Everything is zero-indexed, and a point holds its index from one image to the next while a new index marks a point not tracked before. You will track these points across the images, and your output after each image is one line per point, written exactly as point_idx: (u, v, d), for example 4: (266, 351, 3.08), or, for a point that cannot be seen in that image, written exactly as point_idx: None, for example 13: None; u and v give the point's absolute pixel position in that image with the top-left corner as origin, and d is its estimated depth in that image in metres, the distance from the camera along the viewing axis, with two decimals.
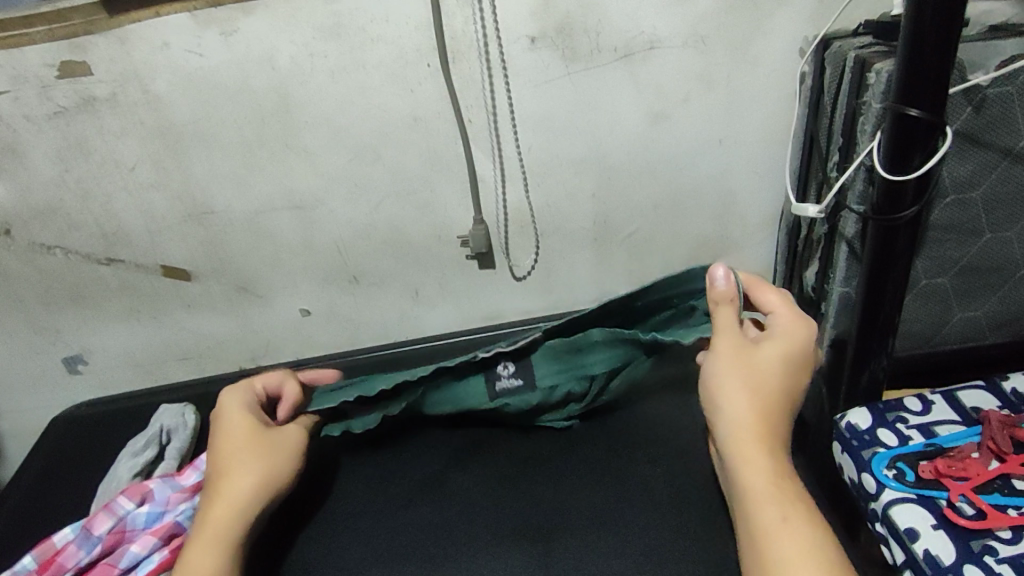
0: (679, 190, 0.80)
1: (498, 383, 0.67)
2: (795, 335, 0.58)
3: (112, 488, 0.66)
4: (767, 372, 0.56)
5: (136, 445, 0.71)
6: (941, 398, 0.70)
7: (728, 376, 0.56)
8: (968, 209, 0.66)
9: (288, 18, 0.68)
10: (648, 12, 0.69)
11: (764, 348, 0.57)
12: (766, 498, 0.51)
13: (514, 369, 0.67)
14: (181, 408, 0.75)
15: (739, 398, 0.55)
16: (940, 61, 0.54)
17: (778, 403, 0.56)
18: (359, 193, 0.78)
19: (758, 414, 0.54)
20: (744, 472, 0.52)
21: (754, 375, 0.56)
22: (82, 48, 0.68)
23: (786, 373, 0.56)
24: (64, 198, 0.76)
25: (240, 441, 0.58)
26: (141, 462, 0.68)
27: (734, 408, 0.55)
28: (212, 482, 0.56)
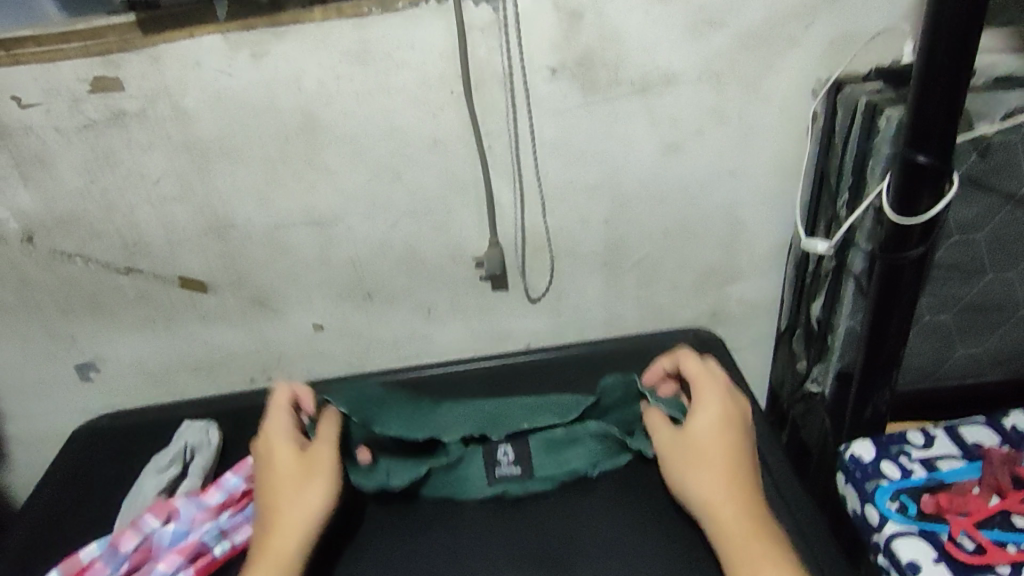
0: (690, 220, 0.82)
1: (497, 469, 0.67)
2: (714, 396, 0.62)
3: (138, 504, 0.68)
4: (700, 440, 0.60)
5: (160, 460, 0.71)
6: (944, 432, 0.71)
7: (673, 469, 0.60)
8: (973, 250, 0.68)
9: (317, 42, 0.70)
10: (665, 48, 0.72)
11: (689, 426, 0.61)
12: (738, 564, 0.53)
13: (514, 457, 0.68)
14: (205, 425, 0.75)
15: (685, 482, 0.58)
16: (946, 112, 0.56)
17: (721, 463, 0.58)
18: (377, 212, 0.80)
19: (719, 482, 0.57)
20: (726, 545, 0.54)
21: (690, 454, 0.60)
22: (115, 64, 0.70)
23: (722, 431, 0.60)
24: (87, 208, 0.78)
25: (288, 467, 0.60)
26: (165, 480, 0.69)
27: (695, 489, 0.57)
28: (266, 514, 0.58)
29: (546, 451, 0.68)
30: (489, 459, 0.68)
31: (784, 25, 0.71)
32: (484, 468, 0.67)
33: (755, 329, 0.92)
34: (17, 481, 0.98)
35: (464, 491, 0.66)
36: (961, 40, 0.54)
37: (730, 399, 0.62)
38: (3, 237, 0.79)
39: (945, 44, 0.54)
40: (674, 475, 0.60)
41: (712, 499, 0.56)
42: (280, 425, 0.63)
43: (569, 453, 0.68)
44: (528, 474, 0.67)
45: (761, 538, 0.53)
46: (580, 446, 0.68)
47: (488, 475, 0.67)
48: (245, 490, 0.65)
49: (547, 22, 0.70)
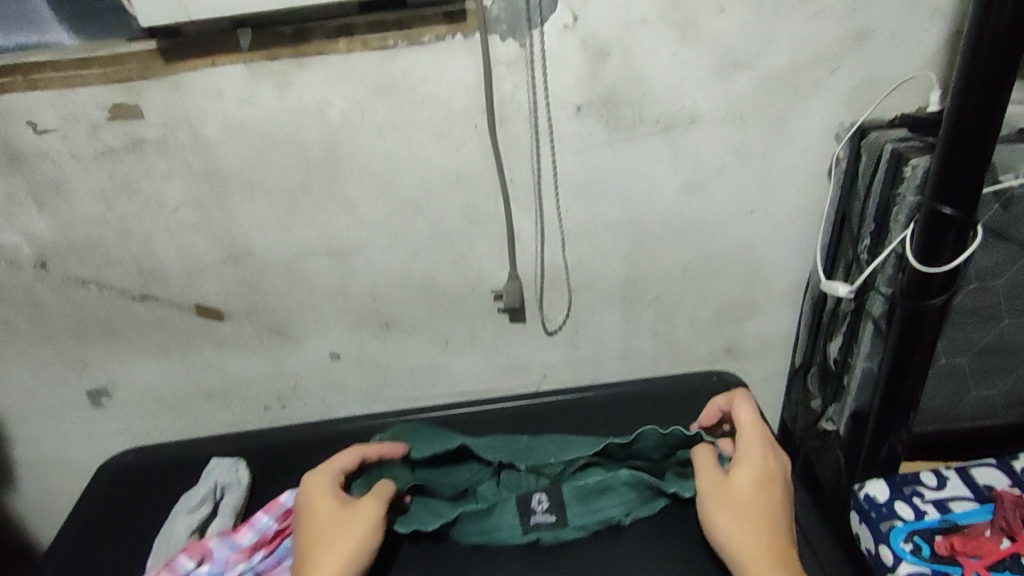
0: (710, 255, 0.83)
1: (532, 517, 0.68)
2: (758, 446, 0.64)
3: (170, 544, 0.68)
4: (748, 492, 0.61)
5: (189, 500, 0.72)
6: (955, 474, 0.73)
7: (714, 510, 0.61)
8: (991, 296, 0.69)
9: (343, 75, 0.69)
10: (691, 88, 0.72)
11: (738, 474, 0.62)
12: None
13: (549, 505, 0.68)
14: (232, 463, 0.77)
15: (728, 528, 0.60)
16: (975, 166, 0.58)
17: (766, 520, 0.60)
18: (398, 243, 0.80)
19: (755, 537, 0.59)
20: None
21: (735, 502, 0.61)
22: (136, 92, 0.69)
23: (761, 484, 0.62)
24: (103, 235, 0.77)
25: (328, 517, 0.61)
26: (197, 520, 0.69)
27: (732, 537, 0.59)
28: (306, 562, 0.59)
29: (580, 500, 0.68)
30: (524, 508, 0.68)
31: (808, 67, 0.71)
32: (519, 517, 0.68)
33: (768, 362, 0.93)
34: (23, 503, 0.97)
35: (498, 540, 0.67)
36: (988, 99, 0.55)
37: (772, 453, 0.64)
38: (15, 262, 0.78)
39: (975, 102, 0.55)
40: (709, 518, 0.62)
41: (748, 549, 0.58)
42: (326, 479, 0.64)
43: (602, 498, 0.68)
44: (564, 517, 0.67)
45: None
46: (613, 496, 0.68)
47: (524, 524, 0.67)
48: (276, 530, 0.66)
49: (573, 60, 0.70)
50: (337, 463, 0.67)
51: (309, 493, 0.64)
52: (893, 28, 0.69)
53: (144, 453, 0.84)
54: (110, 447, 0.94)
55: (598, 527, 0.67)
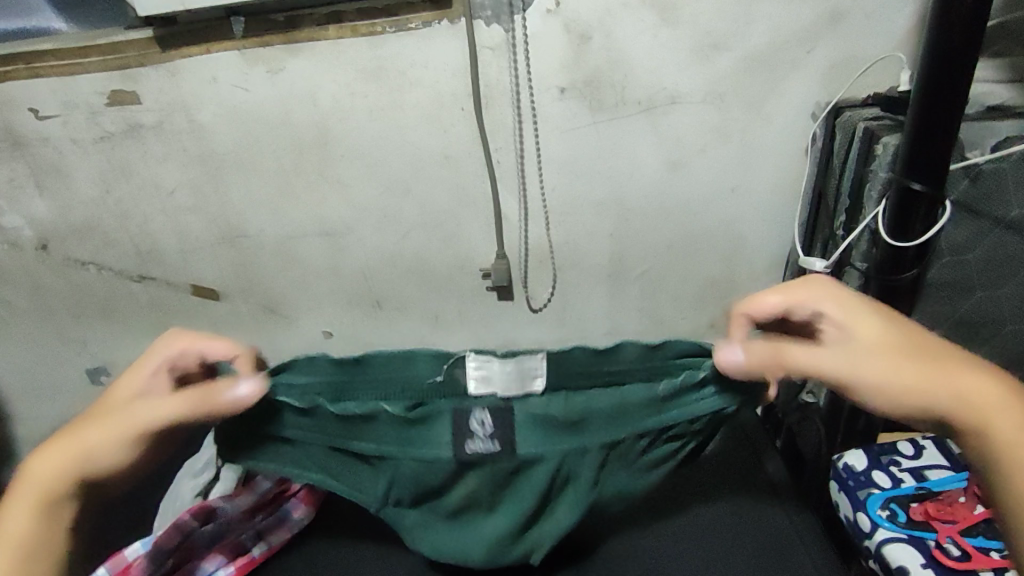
0: (691, 233, 0.85)
1: (467, 443, 0.54)
2: (851, 296, 0.52)
3: (178, 505, 0.73)
4: (877, 328, 0.49)
5: (195, 466, 0.77)
6: (932, 444, 0.76)
7: (860, 360, 0.48)
8: (963, 270, 0.71)
9: (333, 59, 0.71)
10: (671, 70, 0.74)
11: (861, 327, 0.49)
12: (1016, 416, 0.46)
13: (490, 428, 0.54)
14: None
15: (898, 368, 0.47)
16: (943, 143, 0.59)
17: (919, 342, 0.49)
18: (388, 223, 0.82)
19: (932, 359, 0.48)
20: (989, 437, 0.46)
21: (883, 343, 0.48)
22: (133, 79, 0.71)
23: (890, 324, 0.50)
24: (102, 217, 0.79)
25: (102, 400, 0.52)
26: (202, 482, 0.74)
27: (908, 389, 0.47)
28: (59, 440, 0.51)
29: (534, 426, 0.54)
30: (462, 424, 0.54)
31: (785, 49, 0.73)
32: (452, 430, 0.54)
33: None
34: None
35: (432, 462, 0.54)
36: (955, 74, 0.56)
37: (858, 300, 0.51)
38: (18, 244, 0.81)
39: (943, 77, 0.57)
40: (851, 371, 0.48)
41: (941, 393, 0.47)
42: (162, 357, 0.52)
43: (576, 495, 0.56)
44: (521, 421, 0.54)
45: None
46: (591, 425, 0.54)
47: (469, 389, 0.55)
48: (274, 492, 0.67)
49: (556, 43, 0.72)
50: (204, 347, 0.54)
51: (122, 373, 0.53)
52: (868, 9, 0.71)
53: None
54: None
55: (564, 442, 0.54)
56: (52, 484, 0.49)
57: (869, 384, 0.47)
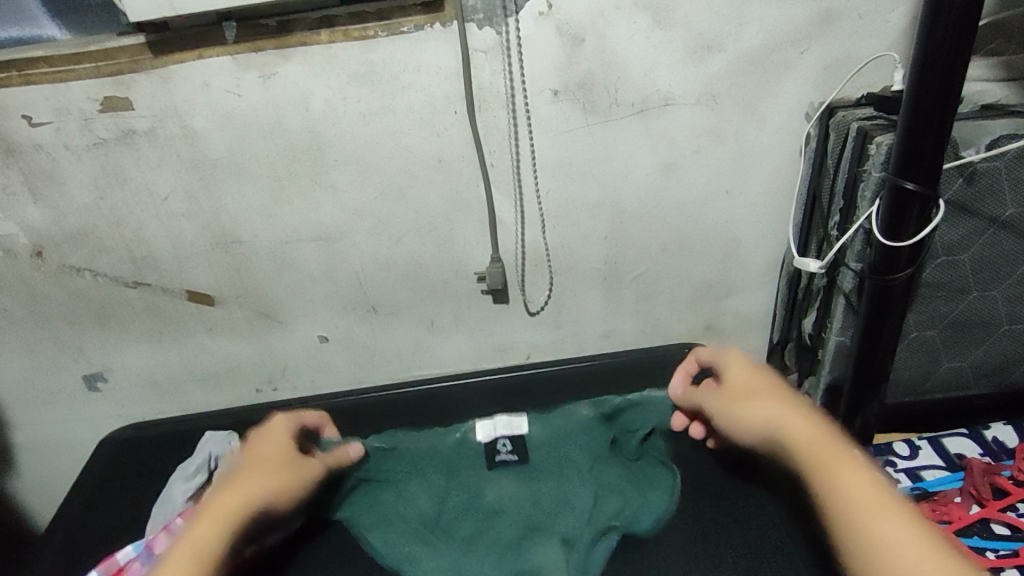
0: (686, 236, 0.85)
1: (497, 456, 0.76)
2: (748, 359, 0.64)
3: (169, 510, 0.71)
4: (749, 380, 0.62)
5: (188, 469, 0.75)
6: (927, 445, 0.77)
7: (732, 409, 0.61)
8: (958, 270, 0.71)
9: (324, 64, 0.71)
10: (664, 72, 0.74)
11: (731, 369, 0.63)
12: (833, 461, 0.52)
13: (512, 446, 0.76)
14: (227, 436, 0.77)
15: (756, 412, 0.58)
16: (935, 141, 0.59)
17: (784, 395, 0.59)
18: (382, 228, 0.82)
19: (788, 410, 0.57)
20: (831, 482, 0.51)
21: (757, 392, 0.60)
22: (126, 85, 0.72)
23: (771, 385, 0.60)
24: (97, 224, 0.79)
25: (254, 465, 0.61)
26: (193, 487, 0.72)
27: (780, 430, 0.56)
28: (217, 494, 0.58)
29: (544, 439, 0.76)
30: (489, 447, 0.76)
31: (778, 50, 0.73)
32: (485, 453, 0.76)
33: (748, 340, 0.95)
34: (23, 486, 1.00)
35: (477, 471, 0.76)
36: (945, 80, 0.56)
37: (760, 361, 0.65)
38: (13, 252, 0.81)
39: (934, 81, 0.57)
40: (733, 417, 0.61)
41: (806, 443, 0.54)
42: (284, 429, 0.67)
43: (595, 530, 0.71)
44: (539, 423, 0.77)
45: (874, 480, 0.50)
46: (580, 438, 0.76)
47: (485, 453, 0.76)
48: None
49: (549, 46, 0.72)
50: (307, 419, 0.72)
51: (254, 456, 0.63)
52: (862, 9, 0.71)
53: None
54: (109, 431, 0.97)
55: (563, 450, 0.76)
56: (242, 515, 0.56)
57: (750, 425, 0.59)
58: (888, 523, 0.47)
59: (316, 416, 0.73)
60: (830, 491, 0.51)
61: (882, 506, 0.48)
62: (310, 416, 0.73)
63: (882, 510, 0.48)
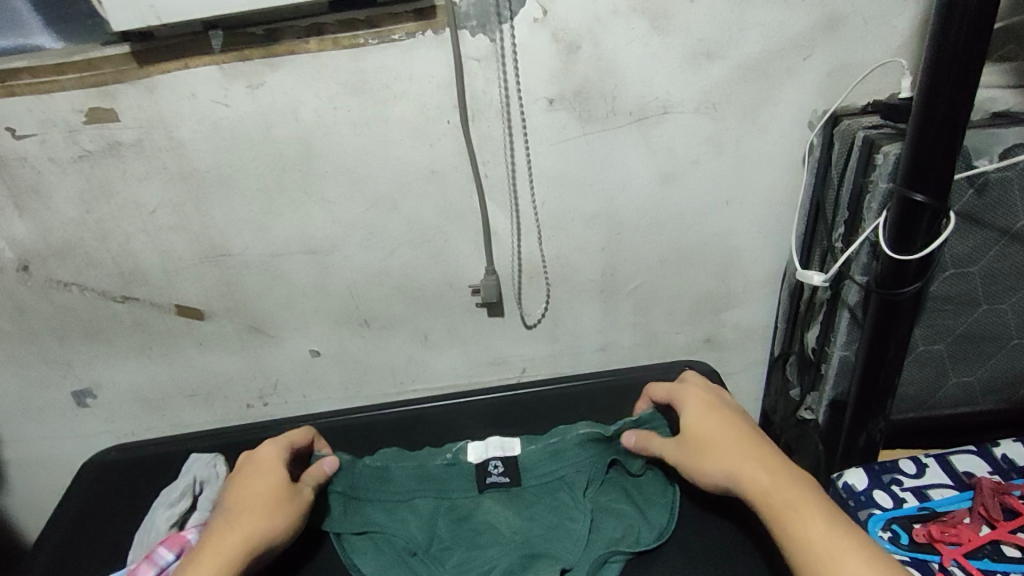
0: (686, 247, 0.83)
1: (488, 478, 0.75)
2: (705, 408, 0.68)
3: (150, 539, 0.68)
4: (701, 428, 0.66)
5: (170, 495, 0.72)
6: (934, 462, 0.75)
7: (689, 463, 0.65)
8: (967, 283, 0.69)
9: (314, 74, 0.70)
10: (663, 79, 0.72)
11: (687, 423, 0.67)
12: (790, 511, 0.56)
13: (503, 467, 0.75)
14: (211, 458, 0.76)
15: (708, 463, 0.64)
16: (946, 153, 0.57)
17: (741, 443, 0.63)
18: (375, 241, 0.80)
19: (734, 456, 0.62)
20: (789, 526, 0.55)
21: (707, 441, 0.65)
22: (111, 96, 0.70)
23: (729, 435, 0.64)
24: (83, 237, 0.77)
25: (247, 498, 0.64)
26: (177, 513, 0.69)
27: (735, 480, 0.61)
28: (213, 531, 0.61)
29: (535, 459, 0.75)
30: (480, 471, 0.75)
31: (780, 56, 0.71)
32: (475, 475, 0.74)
33: (749, 352, 0.93)
34: (12, 502, 0.98)
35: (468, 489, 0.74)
36: (956, 88, 0.55)
37: (716, 404, 0.68)
38: None
39: (946, 86, 0.55)
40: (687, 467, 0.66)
41: (759, 491, 0.59)
42: (275, 459, 0.68)
43: (599, 554, 0.68)
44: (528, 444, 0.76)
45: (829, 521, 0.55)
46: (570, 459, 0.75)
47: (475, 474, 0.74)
48: None
49: (544, 54, 0.70)
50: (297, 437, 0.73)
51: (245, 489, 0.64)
52: (866, 14, 0.69)
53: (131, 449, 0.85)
54: (99, 447, 0.95)
55: (554, 472, 0.75)
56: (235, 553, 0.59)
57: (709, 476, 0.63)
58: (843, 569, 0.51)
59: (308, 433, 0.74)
60: (791, 537, 0.55)
61: (841, 548, 0.52)
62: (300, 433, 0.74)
63: (838, 556, 0.52)
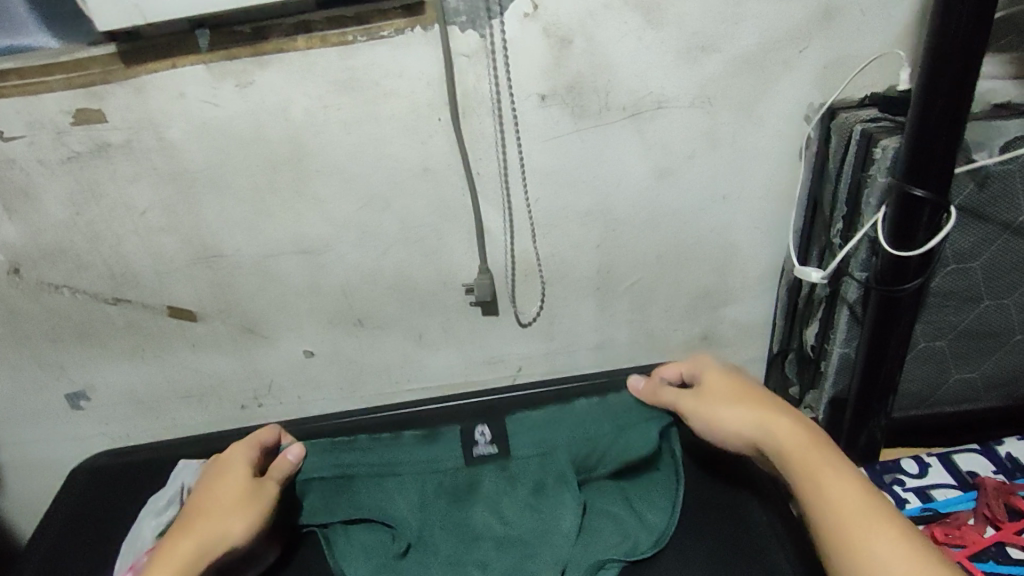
0: (683, 244, 0.82)
1: (475, 448, 0.77)
2: (730, 373, 0.69)
3: (136, 547, 0.69)
4: (725, 387, 0.67)
5: (158, 503, 0.73)
6: (937, 462, 0.74)
7: (708, 415, 0.66)
8: (969, 279, 0.67)
9: (302, 71, 0.69)
10: (657, 73, 0.71)
11: (714, 379, 0.69)
12: (821, 464, 0.57)
13: (490, 437, 0.78)
14: (200, 465, 0.77)
15: (730, 416, 0.64)
16: (947, 145, 0.56)
17: (766, 401, 0.64)
18: (367, 240, 0.79)
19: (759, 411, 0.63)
20: (818, 478, 0.56)
21: (731, 396, 0.66)
22: (98, 96, 0.69)
23: (755, 395, 0.65)
24: (74, 239, 0.77)
25: (205, 506, 0.64)
26: (163, 522, 0.70)
27: (761, 431, 0.61)
28: (171, 542, 0.61)
29: (525, 455, 0.76)
30: (468, 439, 0.77)
31: (776, 49, 0.70)
32: (462, 445, 0.77)
33: (749, 349, 0.92)
34: (9, 505, 0.98)
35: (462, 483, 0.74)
36: (958, 80, 0.53)
37: (738, 371, 0.70)
38: None
39: (946, 78, 0.53)
40: (706, 420, 0.66)
41: (787, 442, 0.59)
42: (231, 462, 0.67)
43: (594, 559, 0.66)
44: (513, 426, 0.78)
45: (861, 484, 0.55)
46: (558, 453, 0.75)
47: (462, 444, 0.77)
48: None
49: (536, 49, 0.69)
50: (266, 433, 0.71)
51: (202, 498, 0.65)
52: (865, 5, 0.68)
53: (124, 454, 0.85)
54: (94, 449, 0.95)
55: (543, 467, 0.74)
56: (189, 561, 0.59)
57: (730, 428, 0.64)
58: (870, 521, 0.52)
59: (276, 428, 0.73)
60: (820, 487, 0.55)
61: (869, 504, 0.53)
62: (268, 429, 0.72)
63: (866, 511, 0.53)
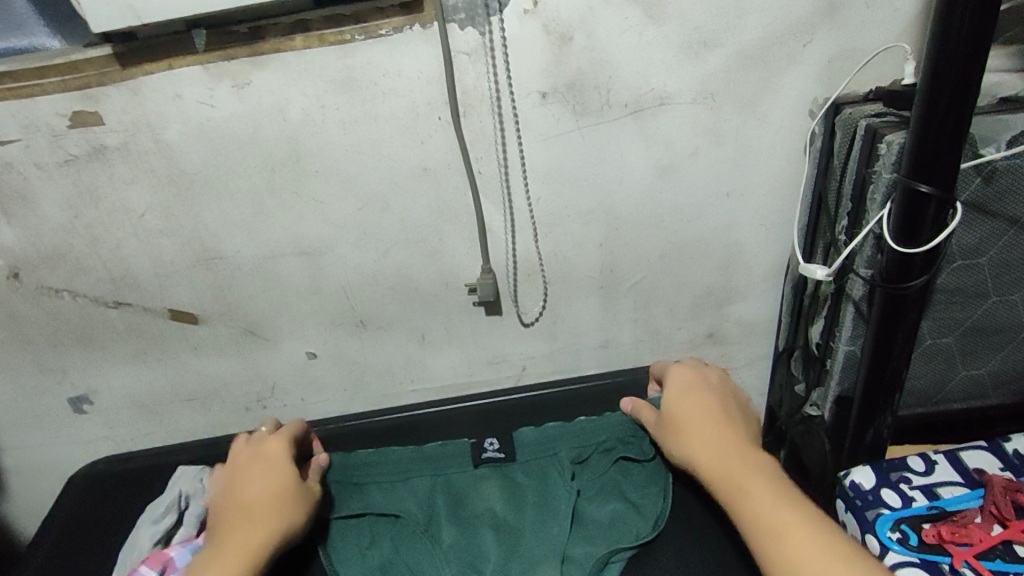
0: (687, 241, 0.81)
1: (483, 453, 0.75)
2: (685, 391, 0.70)
3: (133, 556, 0.67)
4: (681, 406, 0.68)
5: (155, 511, 0.72)
6: (944, 459, 0.73)
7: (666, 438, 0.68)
8: (975, 275, 0.67)
9: (299, 71, 0.68)
10: (658, 70, 0.70)
11: (671, 398, 0.70)
12: (748, 491, 0.57)
13: (499, 445, 0.76)
14: (198, 472, 0.76)
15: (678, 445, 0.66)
16: (953, 141, 0.55)
17: (709, 425, 0.65)
18: (368, 241, 0.79)
19: (702, 437, 0.64)
20: (744, 506, 0.57)
21: (682, 418, 0.67)
22: (94, 99, 0.68)
23: (699, 420, 0.66)
24: (73, 243, 0.76)
25: (270, 487, 0.65)
26: (161, 530, 0.69)
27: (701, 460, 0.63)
28: (240, 521, 0.62)
29: (527, 456, 0.75)
30: (476, 446, 0.76)
31: (780, 43, 0.69)
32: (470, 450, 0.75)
33: (753, 346, 0.91)
34: (14, 508, 0.98)
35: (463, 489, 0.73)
36: (962, 75, 0.52)
37: (699, 386, 0.70)
38: None
39: (952, 72, 0.52)
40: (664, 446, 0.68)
41: (721, 472, 0.60)
42: (284, 449, 0.68)
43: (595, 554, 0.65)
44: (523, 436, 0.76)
45: (787, 505, 0.55)
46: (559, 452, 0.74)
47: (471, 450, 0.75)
48: None
49: (536, 46, 0.68)
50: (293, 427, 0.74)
51: (265, 480, 0.65)
52: None
53: (128, 458, 0.85)
54: (97, 453, 0.95)
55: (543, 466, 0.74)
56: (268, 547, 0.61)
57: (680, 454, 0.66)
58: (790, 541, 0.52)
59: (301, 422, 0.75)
60: (747, 514, 0.56)
61: (791, 524, 0.54)
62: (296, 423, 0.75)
63: (787, 531, 0.53)
